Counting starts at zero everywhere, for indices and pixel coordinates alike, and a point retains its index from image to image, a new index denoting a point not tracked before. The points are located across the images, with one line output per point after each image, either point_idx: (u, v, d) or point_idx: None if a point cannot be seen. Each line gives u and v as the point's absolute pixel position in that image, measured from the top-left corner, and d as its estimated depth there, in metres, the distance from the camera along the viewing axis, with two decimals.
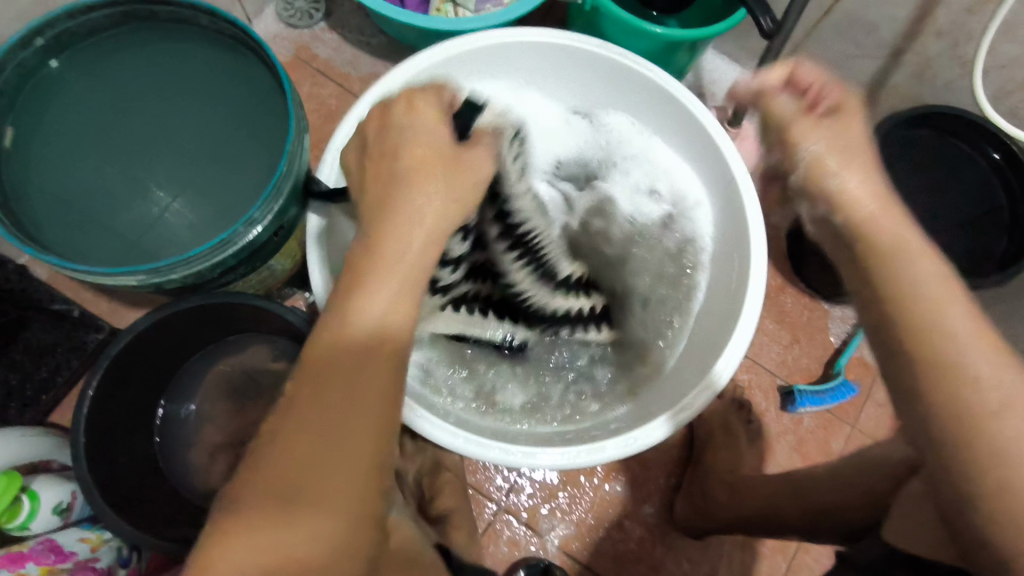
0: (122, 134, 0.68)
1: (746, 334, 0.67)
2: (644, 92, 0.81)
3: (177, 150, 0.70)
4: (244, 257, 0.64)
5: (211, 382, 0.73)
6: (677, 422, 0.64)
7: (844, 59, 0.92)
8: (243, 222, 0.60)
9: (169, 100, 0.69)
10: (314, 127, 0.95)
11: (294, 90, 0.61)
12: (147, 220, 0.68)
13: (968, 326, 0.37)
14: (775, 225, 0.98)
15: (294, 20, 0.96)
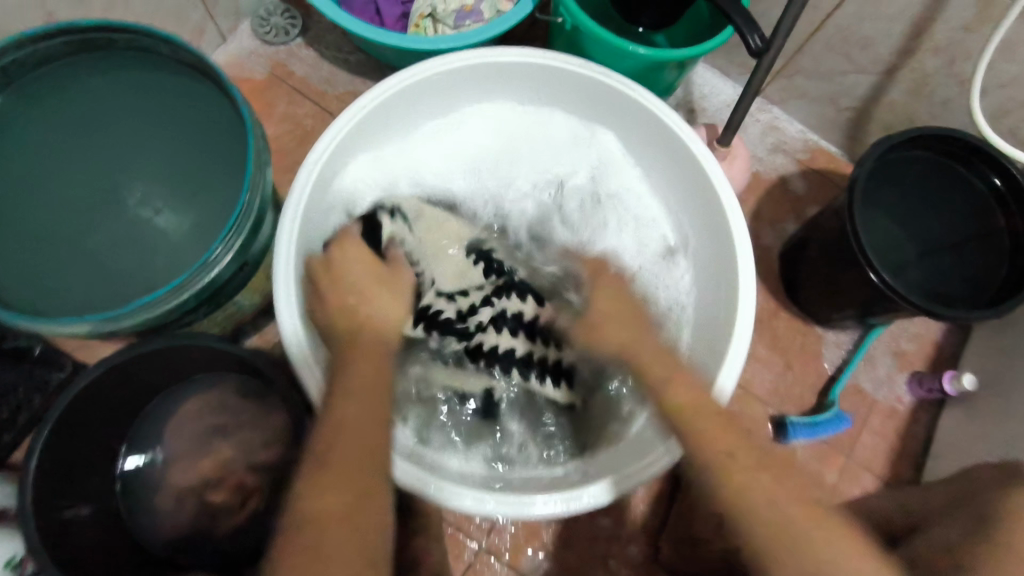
0: (91, 155, 0.67)
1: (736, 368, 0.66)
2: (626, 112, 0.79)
3: (156, 175, 0.68)
4: (206, 297, 0.61)
5: (176, 422, 0.71)
6: (622, 488, 0.62)
7: (837, 75, 0.88)
8: (198, 264, 0.57)
9: (137, 123, 0.68)
10: (290, 149, 0.92)
11: (254, 122, 0.59)
12: (124, 252, 0.66)
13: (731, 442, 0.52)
14: (766, 246, 0.96)
15: (270, 37, 0.93)
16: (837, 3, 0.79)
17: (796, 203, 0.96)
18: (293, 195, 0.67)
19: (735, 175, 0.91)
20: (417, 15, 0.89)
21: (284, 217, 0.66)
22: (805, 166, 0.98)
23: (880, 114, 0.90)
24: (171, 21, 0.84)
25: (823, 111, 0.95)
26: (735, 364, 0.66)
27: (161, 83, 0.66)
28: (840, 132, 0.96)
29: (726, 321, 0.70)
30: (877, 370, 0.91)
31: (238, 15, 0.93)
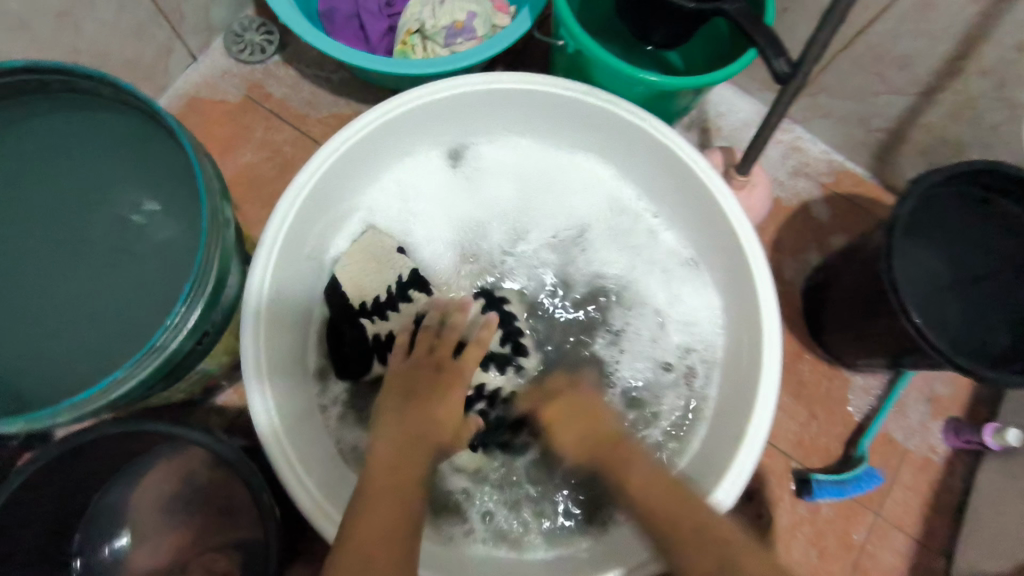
0: (75, 183, 0.64)
1: (763, 431, 0.61)
2: (635, 141, 0.73)
3: (131, 211, 0.66)
4: (166, 375, 0.56)
5: (145, 493, 0.65)
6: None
7: (868, 94, 0.80)
8: (146, 347, 0.52)
9: (112, 155, 0.63)
10: (268, 178, 0.84)
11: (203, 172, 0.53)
12: (104, 291, 0.64)
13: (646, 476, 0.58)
14: (788, 280, 0.88)
15: (245, 55, 0.86)
16: (872, 17, 0.71)
17: (821, 232, 0.88)
18: (264, 236, 0.62)
19: (755, 205, 0.83)
20: (404, 31, 0.81)
21: (254, 269, 0.60)
22: (829, 191, 0.90)
23: (915, 137, 0.81)
24: (132, 42, 0.76)
25: (850, 132, 0.87)
26: (762, 425, 0.61)
27: (110, 120, 0.59)
28: (869, 154, 0.88)
29: (751, 373, 0.65)
30: (909, 419, 0.83)
31: (210, 31, 0.85)
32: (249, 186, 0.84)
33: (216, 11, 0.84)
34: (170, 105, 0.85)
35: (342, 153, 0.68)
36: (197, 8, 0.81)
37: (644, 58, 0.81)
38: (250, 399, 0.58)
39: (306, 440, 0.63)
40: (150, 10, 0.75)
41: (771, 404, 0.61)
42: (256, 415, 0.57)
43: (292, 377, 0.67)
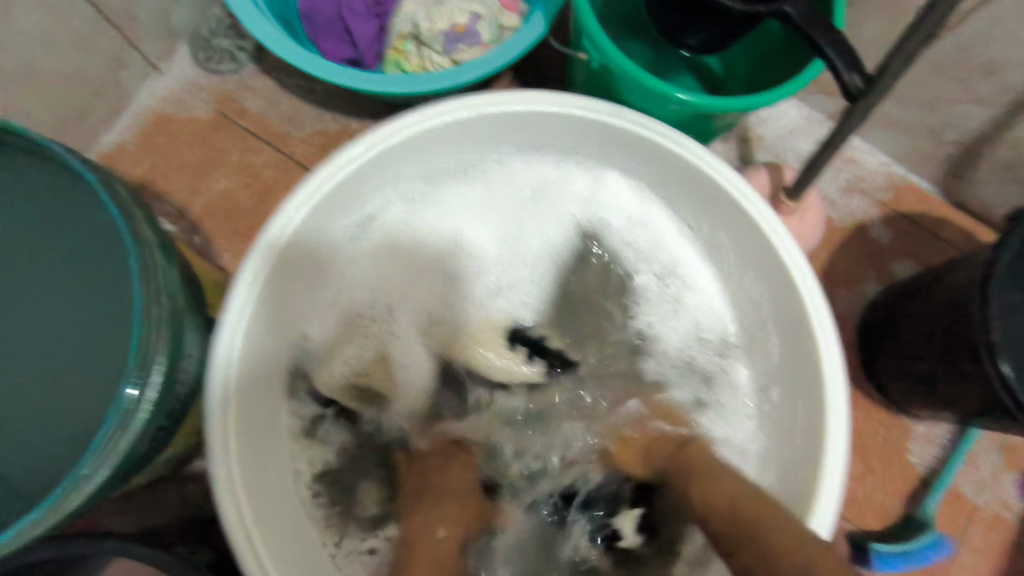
0: None
1: (831, 517, 0.51)
2: (668, 168, 0.62)
3: (78, 272, 0.50)
4: (114, 483, 0.46)
5: None
6: None
7: (943, 101, 0.68)
8: (72, 475, 0.42)
9: (24, 214, 0.50)
10: (243, 208, 0.73)
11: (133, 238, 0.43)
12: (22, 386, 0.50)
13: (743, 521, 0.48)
14: (840, 313, 0.77)
15: (215, 65, 0.74)
16: (965, 15, 0.59)
17: (880, 259, 0.77)
18: (230, 307, 0.52)
19: (805, 232, 0.72)
20: (397, 37, 0.69)
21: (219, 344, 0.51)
22: (888, 209, 0.79)
23: (996, 152, 0.69)
24: (76, 57, 0.65)
25: (915, 143, 0.75)
26: (828, 512, 0.51)
27: (23, 168, 0.48)
28: (936, 167, 0.76)
29: (813, 446, 0.55)
30: (979, 471, 0.73)
31: (172, 38, 0.73)
32: (221, 216, 0.73)
33: (179, 14, 0.72)
34: (130, 125, 0.74)
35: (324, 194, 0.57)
36: (154, 13, 0.69)
37: (678, 62, 0.70)
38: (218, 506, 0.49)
39: (280, 541, 0.53)
40: (95, 18, 0.64)
41: (839, 477, 0.52)
42: (223, 522, 0.49)
43: (272, 460, 0.58)
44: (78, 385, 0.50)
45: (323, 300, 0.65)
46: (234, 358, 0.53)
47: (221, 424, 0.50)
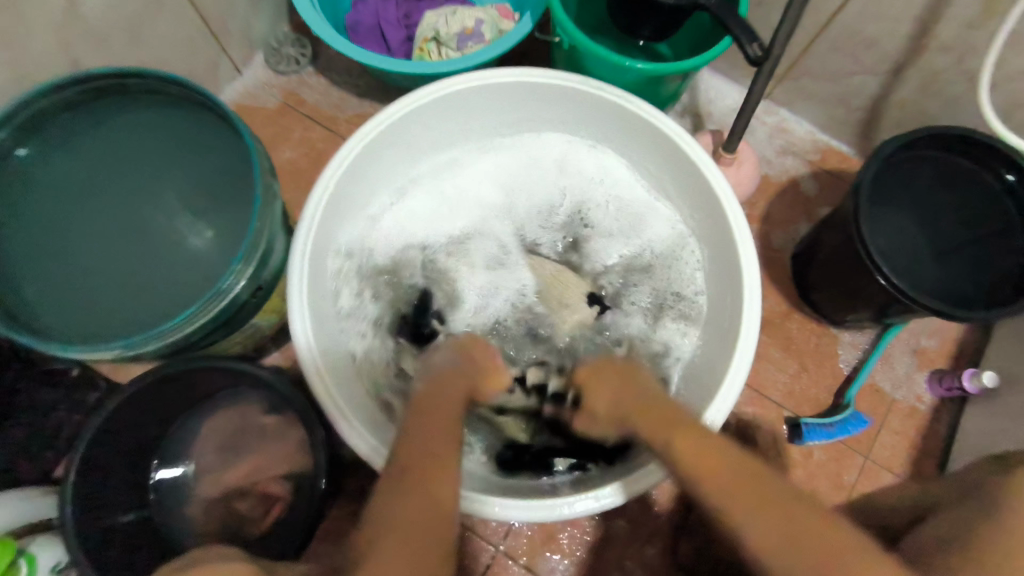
0: (127, 176, 0.71)
1: (745, 367, 0.68)
2: (626, 125, 0.80)
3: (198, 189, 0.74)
4: (224, 322, 0.65)
5: (206, 437, 0.76)
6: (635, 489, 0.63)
7: (844, 75, 0.87)
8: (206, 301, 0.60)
9: (155, 145, 0.70)
10: (303, 172, 0.95)
11: (257, 146, 0.63)
12: (149, 271, 0.71)
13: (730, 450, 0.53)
14: (777, 248, 0.95)
15: (282, 66, 0.97)
16: (842, 3, 0.78)
17: (808, 204, 0.96)
18: (303, 214, 0.70)
19: (743, 180, 0.92)
20: (421, 39, 0.91)
21: (294, 246, 0.69)
22: (816, 167, 0.98)
23: (891, 112, 0.88)
24: (185, 57, 0.88)
25: (831, 111, 0.94)
26: (742, 367, 0.68)
27: (160, 109, 0.68)
28: (852, 131, 0.95)
29: (733, 325, 0.72)
30: (895, 370, 0.90)
31: (250, 46, 0.96)
32: (288, 177, 0.94)
33: (257, 28, 0.95)
34: None
35: (364, 149, 0.76)
36: (239, 27, 0.92)
37: (638, 52, 0.91)
38: (297, 348, 0.66)
39: (347, 387, 0.71)
40: (201, 28, 0.87)
41: (754, 332, 0.69)
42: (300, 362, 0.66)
43: (339, 334, 0.77)
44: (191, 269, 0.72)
45: (363, 231, 0.84)
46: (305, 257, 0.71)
47: (300, 296, 0.68)
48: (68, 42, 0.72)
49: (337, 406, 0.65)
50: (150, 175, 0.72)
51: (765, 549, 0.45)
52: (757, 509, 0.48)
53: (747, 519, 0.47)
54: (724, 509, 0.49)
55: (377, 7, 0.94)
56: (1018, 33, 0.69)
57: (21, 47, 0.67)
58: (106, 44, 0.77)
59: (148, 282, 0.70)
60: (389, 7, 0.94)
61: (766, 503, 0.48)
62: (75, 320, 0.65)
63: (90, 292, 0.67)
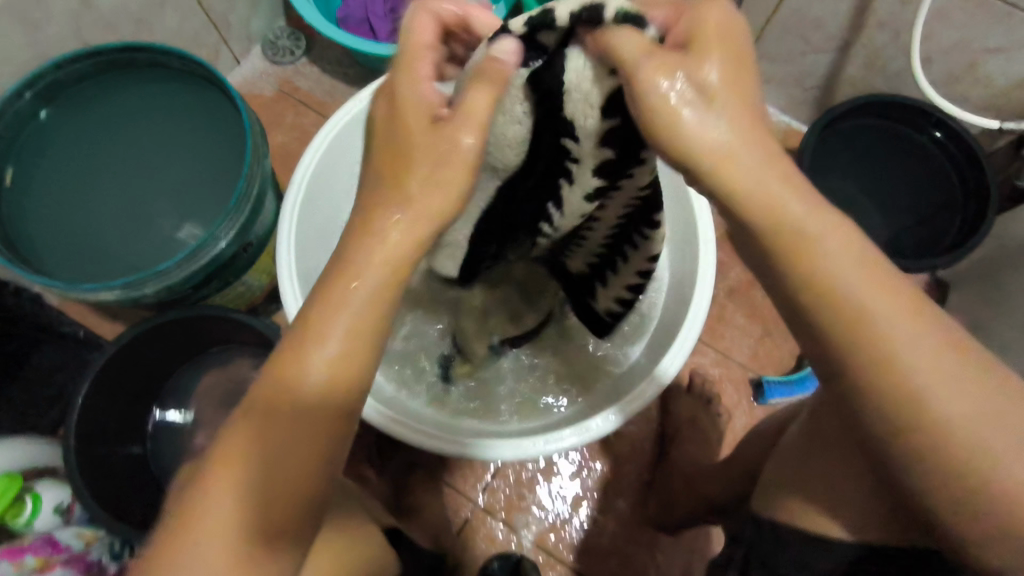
0: (120, 148, 0.75)
1: (702, 308, 0.71)
2: None
3: (184, 162, 0.76)
4: (212, 272, 0.70)
5: (200, 393, 0.81)
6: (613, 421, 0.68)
7: (798, 56, 0.94)
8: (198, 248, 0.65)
9: (153, 121, 0.75)
10: (296, 154, 1.02)
11: (249, 109, 0.68)
12: (137, 241, 0.73)
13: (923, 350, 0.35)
14: None
15: (278, 57, 1.05)
16: None
17: None
18: (294, 177, 0.76)
19: None
20: None
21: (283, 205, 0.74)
22: None
23: (843, 90, 0.95)
24: (189, 46, 0.95)
25: (790, 92, 1.01)
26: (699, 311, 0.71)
27: (162, 85, 0.74)
28: (809, 110, 1.02)
29: (688, 278, 0.75)
30: None
31: (249, 39, 1.04)
32: (282, 159, 1.01)
33: (255, 22, 1.03)
34: None
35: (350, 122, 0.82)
36: (239, 20, 1.00)
37: None
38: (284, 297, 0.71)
39: None
40: (204, 20, 0.94)
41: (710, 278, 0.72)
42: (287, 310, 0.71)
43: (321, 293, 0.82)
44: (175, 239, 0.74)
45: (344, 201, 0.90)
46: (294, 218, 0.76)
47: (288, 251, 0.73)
48: (83, 28, 0.78)
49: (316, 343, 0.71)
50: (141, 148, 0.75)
51: (901, 374, 0.35)
52: (910, 342, 0.35)
53: (897, 334, 0.35)
54: (849, 343, 0.36)
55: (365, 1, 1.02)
56: (944, 7, 0.75)
57: (39, 31, 0.73)
58: (115, 30, 0.83)
59: (139, 250, 0.73)
60: (376, 2, 1.01)
61: (919, 329, 0.35)
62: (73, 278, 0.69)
63: (84, 252, 0.71)
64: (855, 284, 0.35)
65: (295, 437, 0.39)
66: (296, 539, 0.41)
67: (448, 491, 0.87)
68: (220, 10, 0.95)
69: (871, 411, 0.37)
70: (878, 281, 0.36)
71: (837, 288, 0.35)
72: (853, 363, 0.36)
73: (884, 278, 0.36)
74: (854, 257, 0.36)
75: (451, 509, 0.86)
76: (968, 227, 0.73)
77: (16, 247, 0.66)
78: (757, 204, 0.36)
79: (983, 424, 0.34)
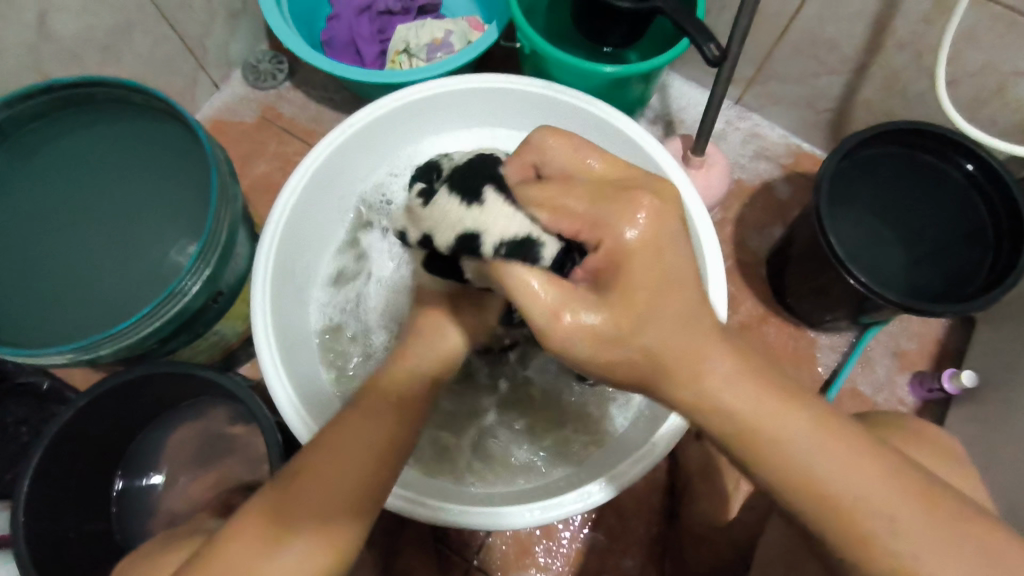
0: (89, 189, 0.71)
1: None
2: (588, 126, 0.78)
3: (157, 202, 0.73)
4: (179, 325, 0.64)
5: (171, 450, 0.76)
6: (623, 482, 0.62)
7: (810, 77, 0.88)
8: (158, 303, 0.59)
9: (123, 159, 0.72)
10: (279, 184, 0.96)
11: (213, 146, 0.63)
12: (105, 287, 0.70)
13: (860, 484, 0.39)
14: (752, 251, 0.95)
15: (259, 82, 0.99)
16: (799, 5, 0.79)
17: (782, 208, 0.96)
18: (269, 217, 0.70)
19: (713, 183, 0.91)
20: (393, 52, 0.93)
21: (256, 253, 0.68)
22: (789, 171, 0.98)
23: (858, 112, 0.89)
24: (163, 73, 0.89)
25: (802, 115, 0.95)
26: None
27: (127, 121, 0.69)
28: (822, 134, 0.96)
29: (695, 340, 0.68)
30: (876, 372, 0.88)
31: (229, 64, 0.99)
32: (264, 191, 0.96)
33: (235, 46, 0.98)
34: None
35: (328, 157, 0.75)
36: (218, 45, 0.95)
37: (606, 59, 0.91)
38: (257, 356, 0.65)
39: (308, 396, 0.69)
40: (179, 45, 0.88)
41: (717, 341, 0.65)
42: (261, 369, 0.65)
43: (299, 345, 0.74)
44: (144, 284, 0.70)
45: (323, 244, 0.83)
46: (268, 267, 0.70)
47: (262, 302, 0.67)
48: (43, 61, 0.73)
49: (292, 407, 0.64)
50: (109, 189, 0.72)
51: (838, 500, 0.39)
52: (844, 472, 0.38)
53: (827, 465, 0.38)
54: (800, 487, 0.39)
55: (351, 22, 0.96)
56: (971, 27, 0.69)
57: None
58: (80, 60, 0.78)
59: (111, 292, 0.70)
60: (362, 23, 0.96)
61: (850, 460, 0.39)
62: (32, 334, 0.65)
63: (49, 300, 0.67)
64: (801, 433, 0.38)
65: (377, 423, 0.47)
66: (357, 515, 0.44)
67: (440, 552, 0.81)
68: (195, 35, 0.90)
69: (828, 531, 0.40)
70: (823, 418, 0.39)
71: (781, 437, 0.38)
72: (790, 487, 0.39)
73: (823, 416, 0.39)
74: (797, 408, 0.38)
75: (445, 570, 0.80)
76: (1003, 266, 0.66)
77: None
78: (694, 363, 0.37)
79: (910, 543, 0.38)
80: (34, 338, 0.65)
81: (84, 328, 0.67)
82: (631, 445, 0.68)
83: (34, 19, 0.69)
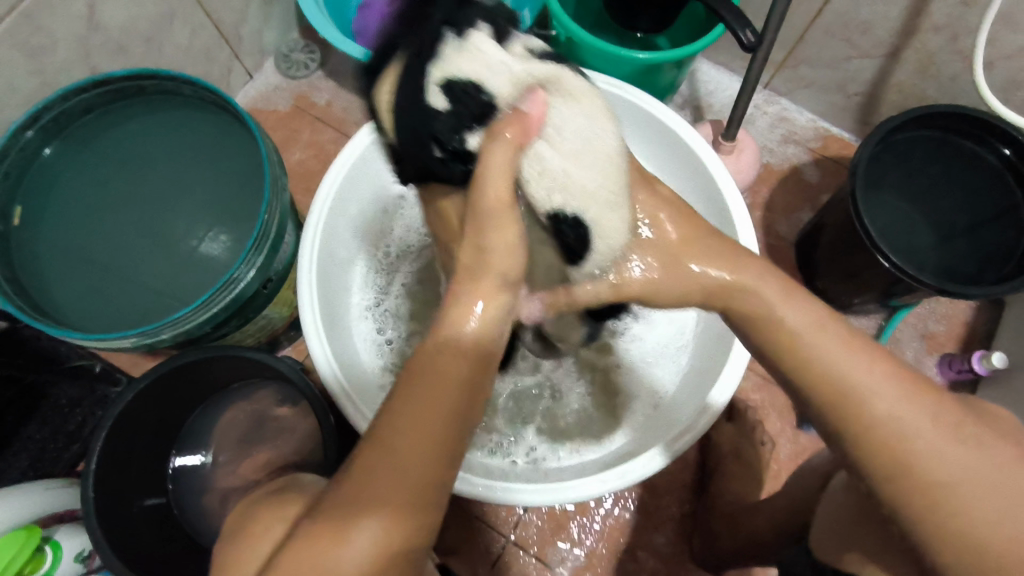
0: (136, 180, 0.73)
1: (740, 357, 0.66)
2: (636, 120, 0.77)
3: (203, 190, 0.75)
4: (231, 311, 0.66)
5: (220, 430, 0.78)
6: (664, 457, 0.63)
7: (842, 60, 0.88)
8: (216, 290, 0.61)
9: (169, 149, 0.74)
10: (316, 172, 0.98)
11: (265, 136, 0.64)
12: (150, 273, 0.71)
13: (938, 435, 0.40)
14: (782, 235, 0.96)
15: (292, 71, 1.01)
16: None
17: (809, 191, 0.97)
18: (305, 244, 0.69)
19: (743, 167, 0.91)
20: None
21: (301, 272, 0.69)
22: (818, 155, 0.98)
23: (890, 96, 0.90)
24: (203, 64, 0.91)
25: (832, 99, 0.95)
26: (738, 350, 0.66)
27: (177, 111, 0.72)
28: (852, 118, 0.96)
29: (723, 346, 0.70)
30: (904, 355, 0.89)
31: (263, 54, 1.00)
32: (300, 179, 0.97)
33: (268, 35, 0.99)
34: None
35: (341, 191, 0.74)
36: (253, 34, 0.96)
37: (636, 45, 0.92)
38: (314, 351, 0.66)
39: (359, 387, 0.70)
40: (217, 36, 0.90)
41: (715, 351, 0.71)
42: (315, 357, 0.66)
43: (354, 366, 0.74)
44: (191, 270, 0.72)
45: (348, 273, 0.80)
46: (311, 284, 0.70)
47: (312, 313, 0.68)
48: (90, 53, 0.74)
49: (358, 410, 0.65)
50: (155, 179, 0.74)
51: (907, 448, 0.39)
52: (910, 413, 0.40)
53: (891, 416, 0.40)
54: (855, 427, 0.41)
55: (382, 11, 0.97)
56: (1009, 9, 0.69)
57: (46, 55, 0.70)
58: (124, 52, 0.79)
59: (156, 276, 0.71)
60: None
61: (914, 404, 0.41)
62: (85, 318, 0.67)
63: (101, 285, 0.69)
64: (853, 371, 0.41)
65: (442, 403, 0.39)
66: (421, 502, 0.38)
67: (478, 525, 0.84)
68: (232, 25, 0.91)
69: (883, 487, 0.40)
70: (855, 345, 0.42)
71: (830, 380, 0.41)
72: (861, 446, 0.41)
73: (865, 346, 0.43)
74: (850, 349, 0.42)
75: (482, 542, 0.83)
76: None
77: (22, 285, 0.64)
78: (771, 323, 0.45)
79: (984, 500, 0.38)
80: (91, 321, 0.67)
81: (137, 313, 0.69)
82: (668, 425, 0.70)
83: (85, 9, 0.70)
